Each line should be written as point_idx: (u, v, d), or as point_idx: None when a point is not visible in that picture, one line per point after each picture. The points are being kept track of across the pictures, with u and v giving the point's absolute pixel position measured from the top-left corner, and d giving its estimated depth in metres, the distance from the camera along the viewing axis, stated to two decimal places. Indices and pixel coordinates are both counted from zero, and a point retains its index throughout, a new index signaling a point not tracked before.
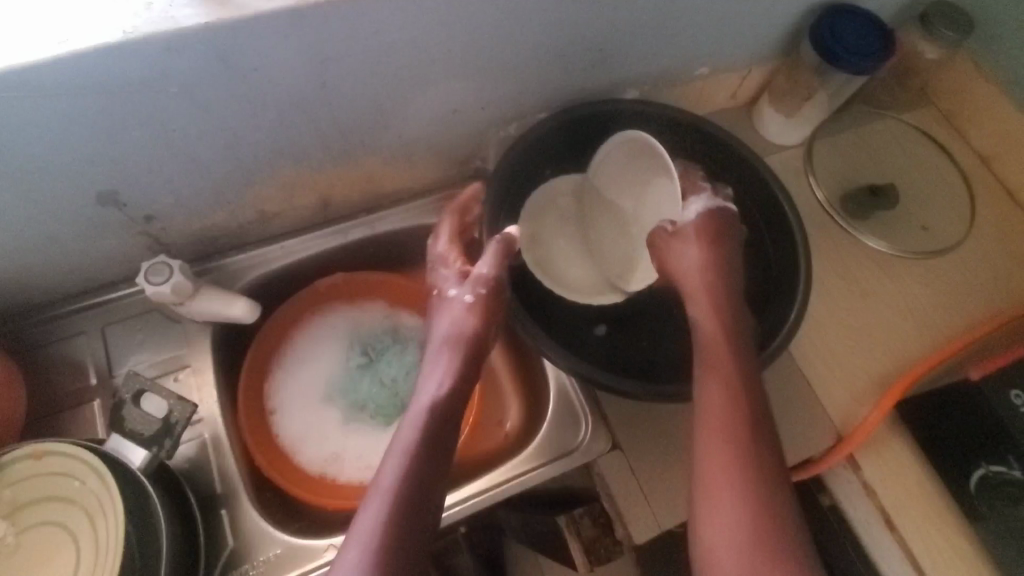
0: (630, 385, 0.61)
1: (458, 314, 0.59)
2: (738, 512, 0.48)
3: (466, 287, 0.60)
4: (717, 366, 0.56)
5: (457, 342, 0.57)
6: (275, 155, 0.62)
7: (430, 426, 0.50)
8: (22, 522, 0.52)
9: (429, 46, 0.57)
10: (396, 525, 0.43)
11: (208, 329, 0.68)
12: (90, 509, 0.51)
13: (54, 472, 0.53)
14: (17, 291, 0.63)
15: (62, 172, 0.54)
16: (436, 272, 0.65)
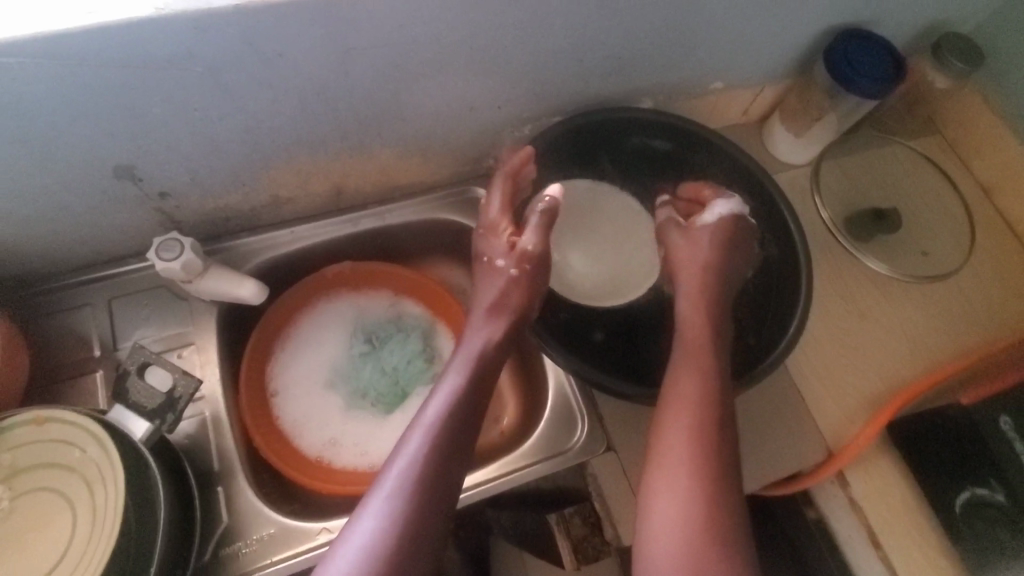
0: (629, 388, 0.62)
1: (508, 287, 0.62)
2: (688, 493, 0.52)
3: (512, 259, 0.63)
4: (696, 351, 0.61)
5: (502, 311, 0.61)
6: (293, 140, 0.63)
7: (474, 377, 0.56)
8: (18, 487, 0.53)
9: (452, 43, 0.58)
10: (431, 463, 0.50)
11: (214, 309, 0.69)
12: (90, 477, 0.52)
13: (59, 439, 0.53)
14: (28, 258, 0.64)
15: (85, 142, 0.55)
16: (484, 239, 0.66)
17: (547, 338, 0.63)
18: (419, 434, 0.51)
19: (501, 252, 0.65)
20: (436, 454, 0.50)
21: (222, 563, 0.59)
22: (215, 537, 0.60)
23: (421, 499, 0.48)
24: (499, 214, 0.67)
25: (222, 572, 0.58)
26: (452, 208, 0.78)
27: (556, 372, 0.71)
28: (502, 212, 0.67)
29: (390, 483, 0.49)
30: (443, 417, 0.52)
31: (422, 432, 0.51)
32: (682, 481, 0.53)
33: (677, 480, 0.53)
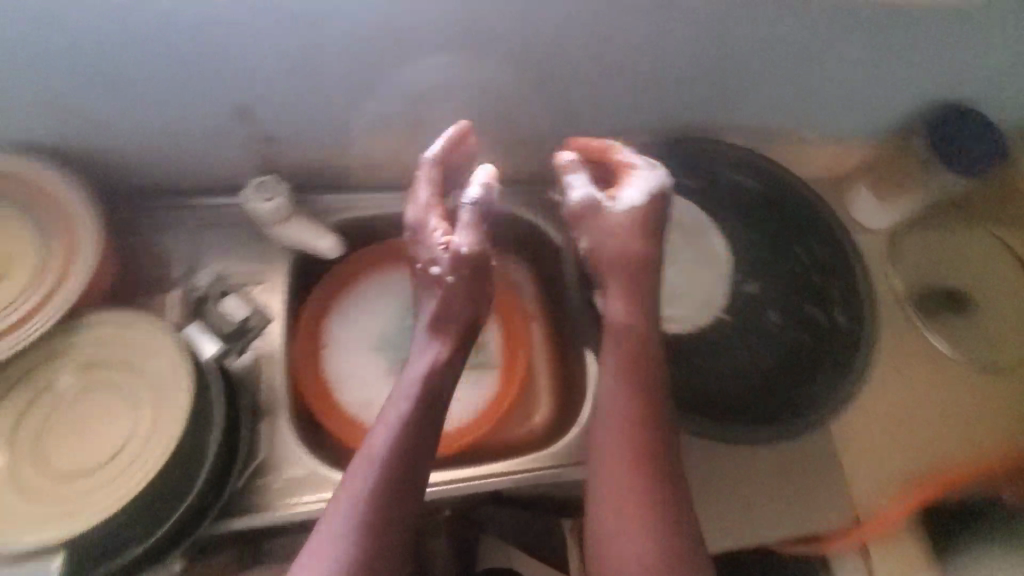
0: None
1: (445, 304, 0.57)
2: (642, 549, 0.50)
3: (445, 264, 0.56)
4: (635, 375, 0.56)
5: (444, 324, 0.57)
6: (397, 110, 0.66)
7: (422, 403, 0.54)
8: (90, 380, 0.56)
9: (566, 36, 0.61)
10: (379, 498, 0.49)
11: (288, 256, 0.72)
12: (153, 382, 0.55)
13: (131, 341, 0.57)
14: (136, 175, 0.68)
15: (215, 74, 0.58)
16: (415, 239, 0.59)
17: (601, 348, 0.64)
18: (365, 467, 0.50)
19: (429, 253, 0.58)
20: (383, 492, 0.49)
21: (252, 493, 0.62)
22: (251, 467, 0.62)
23: (369, 538, 0.48)
24: (427, 204, 0.58)
25: (252, 501, 0.61)
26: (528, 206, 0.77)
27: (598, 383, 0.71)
28: (433, 207, 0.58)
29: (337, 518, 0.48)
30: (391, 446, 0.51)
31: (368, 467, 0.50)
32: (636, 534, 0.50)
33: (625, 525, 0.51)
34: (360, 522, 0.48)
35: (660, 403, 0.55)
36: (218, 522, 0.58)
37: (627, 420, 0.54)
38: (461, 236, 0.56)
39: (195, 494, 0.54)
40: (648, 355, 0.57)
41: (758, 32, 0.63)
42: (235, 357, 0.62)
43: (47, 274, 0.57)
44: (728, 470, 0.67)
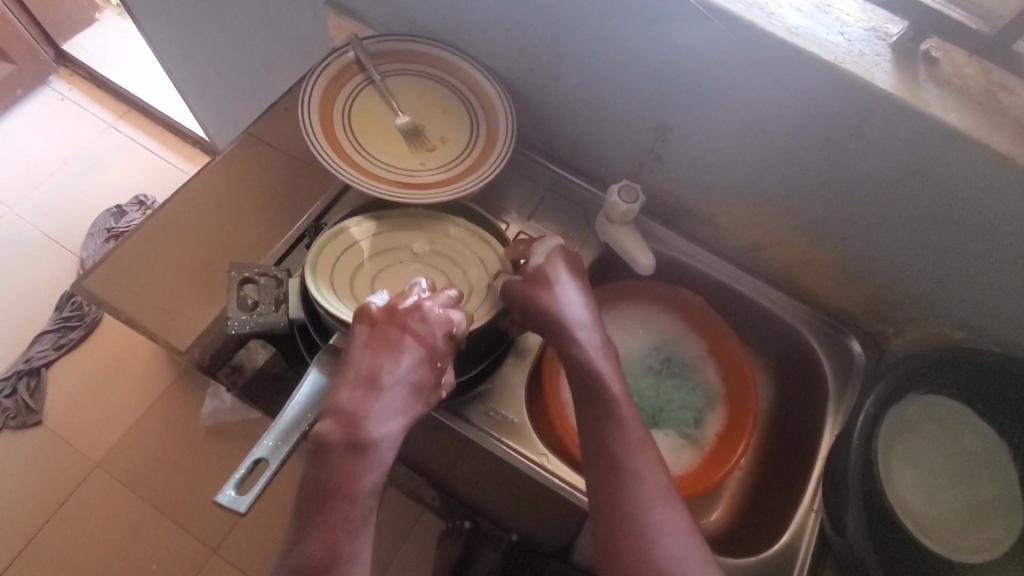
0: None
1: (381, 357, 0.54)
2: None
3: (421, 333, 0.55)
4: (594, 463, 0.55)
5: (380, 367, 0.53)
6: (779, 196, 0.68)
7: (361, 421, 0.51)
8: (429, 253, 0.66)
9: (1011, 222, 0.56)
10: (318, 517, 0.49)
11: (600, 250, 0.80)
12: (472, 283, 0.64)
13: (467, 247, 0.66)
14: (538, 128, 0.80)
15: (664, 93, 0.66)
16: (391, 336, 0.54)
17: (855, 501, 0.59)
18: (308, 486, 0.51)
19: (413, 307, 0.56)
20: (305, 519, 0.50)
21: (474, 406, 0.69)
22: (481, 389, 0.70)
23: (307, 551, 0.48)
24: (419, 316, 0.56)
25: (471, 413, 0.69)
26: (821, 337, 0.77)
27: (797, 532, 0.67)
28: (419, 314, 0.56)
29: (292, 528, 0.51)
30: (327, 465, 0.50)
31: (300, 495, 0.51)
32: None
33: None
34: (302, 537, 0.49)
35: (624, 491, 0.52)
36: (438, 409, 0.67)
37: (615, 534, 0.51)
38: (462, 319, 0.58)
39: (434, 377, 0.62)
40: (613, 430, 0.55)
41: None
42: (524, 339, 0.73)
43: (456, 168, 0.72)
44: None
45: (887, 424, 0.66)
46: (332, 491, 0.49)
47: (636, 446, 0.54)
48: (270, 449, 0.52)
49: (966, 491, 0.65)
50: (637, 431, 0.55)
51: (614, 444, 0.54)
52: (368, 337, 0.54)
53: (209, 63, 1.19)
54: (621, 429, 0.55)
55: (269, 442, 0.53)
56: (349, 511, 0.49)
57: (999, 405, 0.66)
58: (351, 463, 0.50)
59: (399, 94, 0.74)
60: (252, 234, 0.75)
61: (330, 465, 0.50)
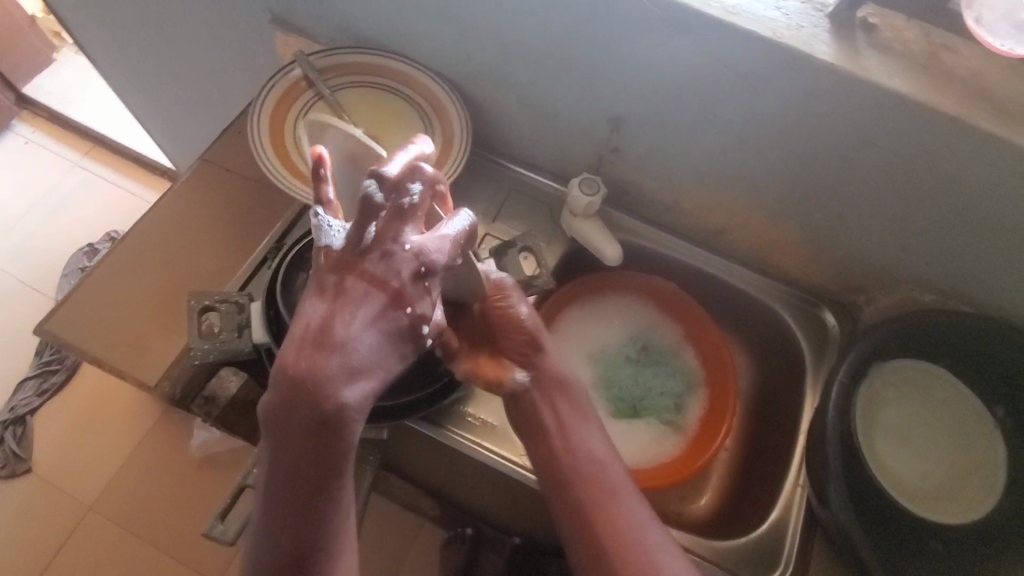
0: (867, 549, 0.57)
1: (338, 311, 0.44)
2: None
3: (384, 269, 0.46)
4: (553, 457, 0.55)
5: (336, 318, 0.44)
6: (736, 176, 0.68)
7: (317, 390, 0.42)
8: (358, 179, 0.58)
9: (963, 182, 0.56)
10: (290, 500, 0.44)
11: (567, 245, 0.79)
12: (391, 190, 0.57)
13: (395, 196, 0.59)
14: (493, 129, 0.79)
15: (612, 82, 0.65)
16: (347, 278, 0.45)
17: (835, 474, 0.59)
18: (270, 465, 0.45)
19: (381, 238, 0.46)
20: (275, 513, 0.45)
21: (453, 413, 0.69)
22: (460, 395, 0.69)
23: (284, 534, 0.45)
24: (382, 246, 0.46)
25: (448, 420, 0.68)
26: (795, 311, 0.77)
27: (785, 510, 0.67)
28: (381, 245, 0.46)
29: (260, 515, 0.45)
30: (288, 444, 0.43)
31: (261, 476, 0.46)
32: None
33: None
34: (276, 524, 0.45)
35: (589, 477, 0.54)
36: (415, 420, 0.66)
37: (584, 520, 0.52)
38: (441, 251, 0.48)
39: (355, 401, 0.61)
40: (571, 423, 0.56)
41: None
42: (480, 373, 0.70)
43: None
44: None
45: (859, 403, 0.66)
46: (300, 471, 0.44)
47: (597, 440, 0.56)
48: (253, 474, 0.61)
49: (951, 449, 0.65)
50: (603, 440, 0.56)
51: (583, 452, 0.55)
52: (319, 288, 0.45)
53: (166, 93, 1.18)
54: (586, 440, 0.56)
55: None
56: (326, 499, 0.45)
57: (971, 365, 0.66)
58: (316, 439, 0.43)
59: (350, 108, 0.74)
60: (215, 261, 0.74)
61: (290, 446, 0.43)
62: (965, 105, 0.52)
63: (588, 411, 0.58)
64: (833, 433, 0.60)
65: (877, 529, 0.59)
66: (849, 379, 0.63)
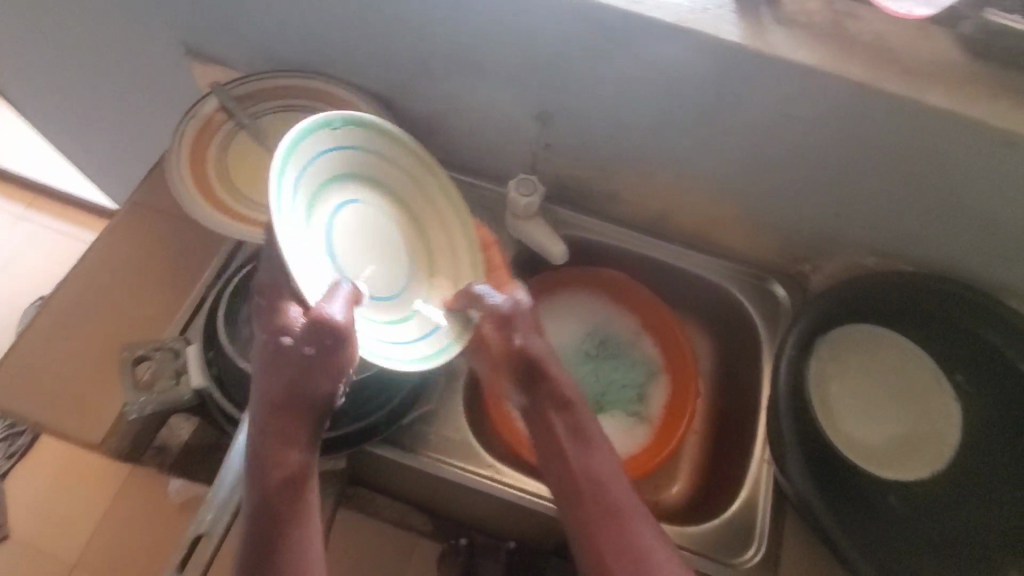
0: (829, 519, 0.58)
1: (265, 358, 0.49)
2: None
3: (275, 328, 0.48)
4: (564, 486, 0.52)
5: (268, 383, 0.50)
6: (667, 161, 0.68)
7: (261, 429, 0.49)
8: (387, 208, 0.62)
9: (884, 146, 0.56)
10: (252, 543, 0.46)
11: (514, 247, 0.78)
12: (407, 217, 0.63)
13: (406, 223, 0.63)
14: (426, 137, 0.78)
15: (532, 81, 0.64)
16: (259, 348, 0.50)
17: (791, 447, 0.59)
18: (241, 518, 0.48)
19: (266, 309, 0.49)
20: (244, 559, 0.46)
21: (412, 432, 0.67)
22: (418, 412, 0.68)
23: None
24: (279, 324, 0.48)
25: (410, 439, 0.67)
26: (746, 288, 0.77)
27: (753, 489, 0.67)
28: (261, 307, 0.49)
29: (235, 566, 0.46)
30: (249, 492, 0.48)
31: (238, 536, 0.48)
32: None
33: None
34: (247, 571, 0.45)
35: (605, 500, 0.51)
36: (374, 444, 0.65)
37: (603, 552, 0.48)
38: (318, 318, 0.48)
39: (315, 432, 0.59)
40: (581, 444, 0.54)
41: None
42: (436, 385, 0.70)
43: None
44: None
45: (812, 377, 0.66)
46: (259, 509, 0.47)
47: (604, 459, 0.53)
48: (206, 522, 0.55)
49: (919, 412, 0.66)
50: (611, 458, 0.53)
51: (590, 475, 0.52)
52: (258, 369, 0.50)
53: (96, 135, 1.14)
54: (590, 462, 0.52)
55: (207, 514, 0.55)
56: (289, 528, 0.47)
57: (916, 323, 0.67)
58: (269, 474, 0.48)
59: (273, 133, 0.72)
60: (153, 305, 0.71)
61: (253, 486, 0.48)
62: (873, 70, 0.52)
63: (593, 432, 0.54)
64: (786, 406, 0.60)
65: (836, 497, 0.60)
66: (800, 351, 0.63)
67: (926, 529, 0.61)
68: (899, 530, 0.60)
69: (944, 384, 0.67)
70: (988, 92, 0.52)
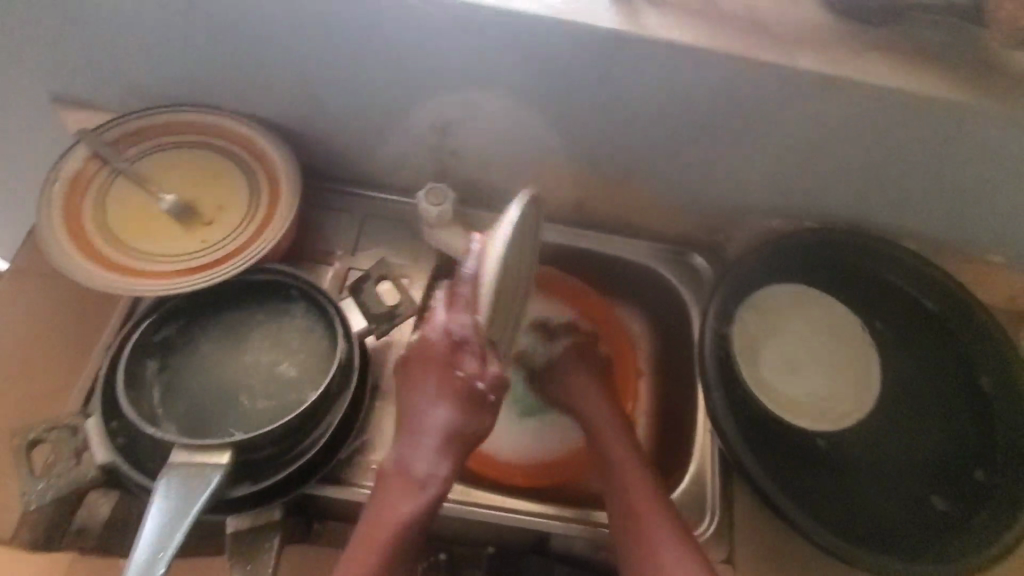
0: (761, 474, 0.58)
1: (453, 390, 0.62)
2: None
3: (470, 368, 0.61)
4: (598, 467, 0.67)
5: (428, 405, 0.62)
6: (572, 153, 0.67)
7: (431, 453, 0.61)
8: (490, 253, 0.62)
9: (768, 112, 0.58)
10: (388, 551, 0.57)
11: (436, 258, 0.76)
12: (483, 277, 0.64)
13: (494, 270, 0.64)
14: (327, 158, 0.75)
15: (422, 89, 0.63)
16: (446, 372, 0.62)
17: (720, 406, 0.60)
18: (375, 527, 0.58)
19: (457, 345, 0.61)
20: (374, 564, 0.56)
21: (352, 465, 0.64)
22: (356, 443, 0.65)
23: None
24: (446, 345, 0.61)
25: (351, 472, 0.64)
26: (668, 264, 0.78)
27: (702, 462, 0.68)
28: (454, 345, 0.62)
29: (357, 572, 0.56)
30: (398, 504, 0.59)
31: (358, 540, 0.57)
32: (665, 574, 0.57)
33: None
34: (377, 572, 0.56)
35: (630, 468, 0.64)
36: (313, 485, 0.62)
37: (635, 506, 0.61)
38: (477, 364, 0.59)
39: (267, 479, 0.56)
40: (599, 434, 0.68)
41: (972, 149, 0.57)
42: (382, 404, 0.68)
43: (245, 231, 0.64)
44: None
45: (738, 339, 0.67)
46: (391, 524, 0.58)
47: (615, 444, 0.66)
48: None
49: (841, 363, 0.68)
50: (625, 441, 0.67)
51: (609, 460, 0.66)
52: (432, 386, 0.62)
53: None
54: (612, 448, 0.66)
55: None
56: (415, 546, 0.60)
57: (826, 276, 0.70)
58: (417, 491, 0.59)
59: (156, 174, 0.67)
60: (46, 379, 0.64)
61: (390, 499, 0.59)
62: (744, 41, 0.54)
63: (606, 428, 0.68)
64: (711, 367, 0.61)
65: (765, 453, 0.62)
66: (722, 319, 0.64)
67: (855, 480, 0.63)
68: (828, 477, 0.63)
69: (860, 329, 0.70)
70: (852, 50, 0.54)
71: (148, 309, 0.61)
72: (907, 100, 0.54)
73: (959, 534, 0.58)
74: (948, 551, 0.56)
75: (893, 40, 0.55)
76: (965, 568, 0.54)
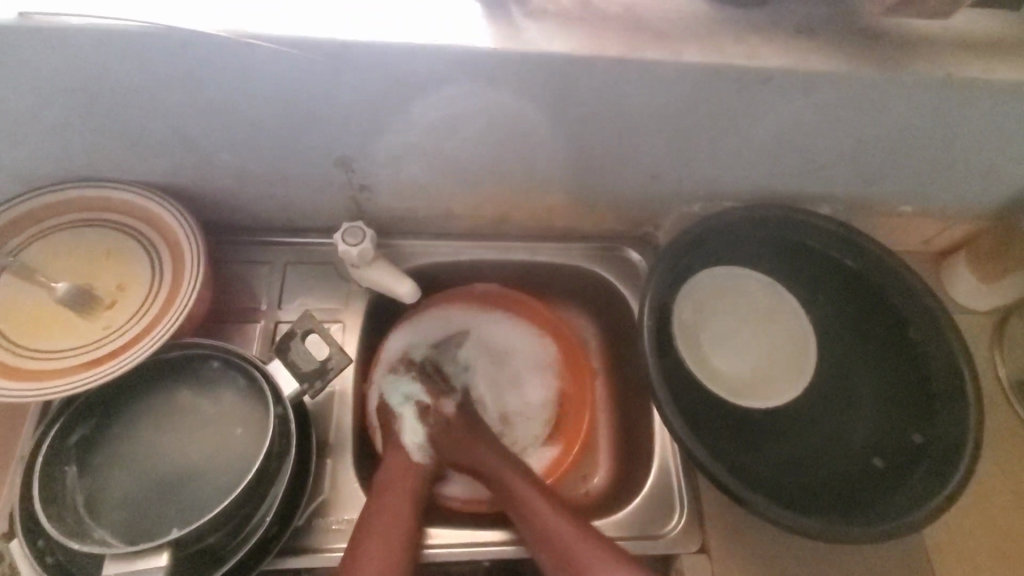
0: (708, 457, 0.57)
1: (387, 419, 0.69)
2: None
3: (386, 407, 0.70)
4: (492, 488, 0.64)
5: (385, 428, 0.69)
6: (485, 172, 0.66)
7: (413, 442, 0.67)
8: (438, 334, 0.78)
9: (665, 107, 0.57)
10: (393, 523, 0.59)
11: (368, 295, 0.74)
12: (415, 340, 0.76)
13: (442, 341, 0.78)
14: (235, 211, 0.71)
15: (315, 132, 0.60)
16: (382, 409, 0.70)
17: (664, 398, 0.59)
18: (376, 503, 0.61)
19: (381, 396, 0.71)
20: (383, 533, 0.58)
21: (312, 531, 0.62)
22: (313, 508, 0.63)
23: (395, 548, 0.58)
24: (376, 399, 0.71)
25: (311, 539, 0.62)
26: (603, 262, 0.78)
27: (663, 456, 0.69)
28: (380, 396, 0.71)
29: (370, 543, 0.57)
30: (389, 481, 0.62)
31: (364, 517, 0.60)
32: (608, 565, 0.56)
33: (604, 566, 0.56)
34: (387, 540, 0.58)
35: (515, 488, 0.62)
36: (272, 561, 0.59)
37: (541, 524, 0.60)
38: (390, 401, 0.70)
39: (223, 558, 0.54)
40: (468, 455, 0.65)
41: (864, 115, 0.58)
42: (333, 461, 0.66)
43: (150, 307, 0.60)
44: (823, 565, 0.63)
45: (676, 330, 0.68)
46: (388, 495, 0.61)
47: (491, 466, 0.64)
48: None
49: (780, 342, 0.70)
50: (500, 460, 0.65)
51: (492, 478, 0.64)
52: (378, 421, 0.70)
53: None
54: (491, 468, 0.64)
55: None
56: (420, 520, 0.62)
57: (753, 251, 0.71)
58: (407, 472, 0.64)
59: (46, 262, 0.62)
60: None
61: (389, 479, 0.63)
62: (628, 41, 0.53)
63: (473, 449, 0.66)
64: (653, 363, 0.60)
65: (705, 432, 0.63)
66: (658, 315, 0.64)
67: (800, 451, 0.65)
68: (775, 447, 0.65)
69: (793, 299, 0.72)
70: (735, 35, 0.54)
71: (60, 409, 0.57)
72: (795, 78, 0.54)
73: (899, 485, 0.60)
74: (899, 502, 0.58)
75: (773, 18, 0.55)
76: (916, 521, 0.55)
